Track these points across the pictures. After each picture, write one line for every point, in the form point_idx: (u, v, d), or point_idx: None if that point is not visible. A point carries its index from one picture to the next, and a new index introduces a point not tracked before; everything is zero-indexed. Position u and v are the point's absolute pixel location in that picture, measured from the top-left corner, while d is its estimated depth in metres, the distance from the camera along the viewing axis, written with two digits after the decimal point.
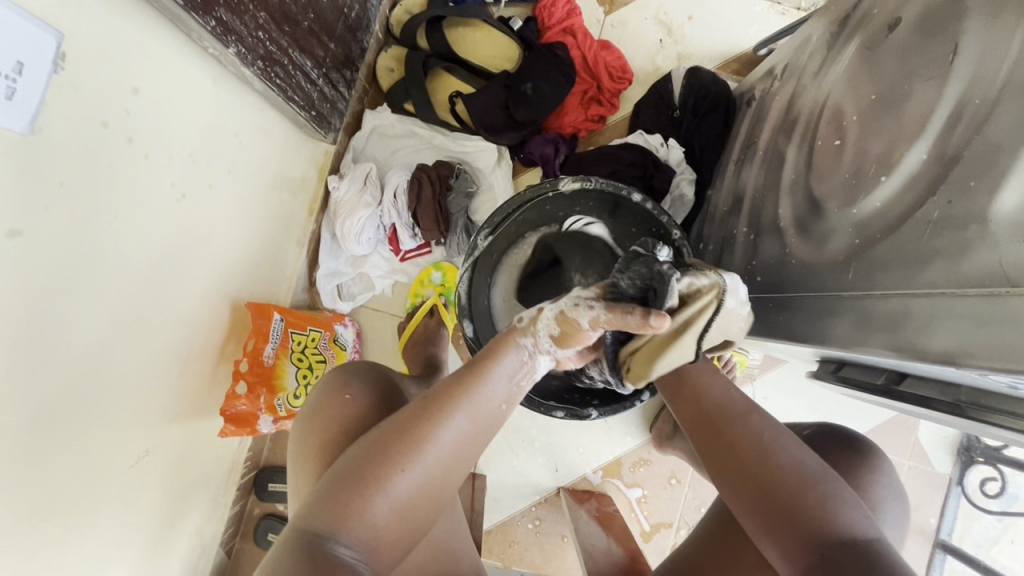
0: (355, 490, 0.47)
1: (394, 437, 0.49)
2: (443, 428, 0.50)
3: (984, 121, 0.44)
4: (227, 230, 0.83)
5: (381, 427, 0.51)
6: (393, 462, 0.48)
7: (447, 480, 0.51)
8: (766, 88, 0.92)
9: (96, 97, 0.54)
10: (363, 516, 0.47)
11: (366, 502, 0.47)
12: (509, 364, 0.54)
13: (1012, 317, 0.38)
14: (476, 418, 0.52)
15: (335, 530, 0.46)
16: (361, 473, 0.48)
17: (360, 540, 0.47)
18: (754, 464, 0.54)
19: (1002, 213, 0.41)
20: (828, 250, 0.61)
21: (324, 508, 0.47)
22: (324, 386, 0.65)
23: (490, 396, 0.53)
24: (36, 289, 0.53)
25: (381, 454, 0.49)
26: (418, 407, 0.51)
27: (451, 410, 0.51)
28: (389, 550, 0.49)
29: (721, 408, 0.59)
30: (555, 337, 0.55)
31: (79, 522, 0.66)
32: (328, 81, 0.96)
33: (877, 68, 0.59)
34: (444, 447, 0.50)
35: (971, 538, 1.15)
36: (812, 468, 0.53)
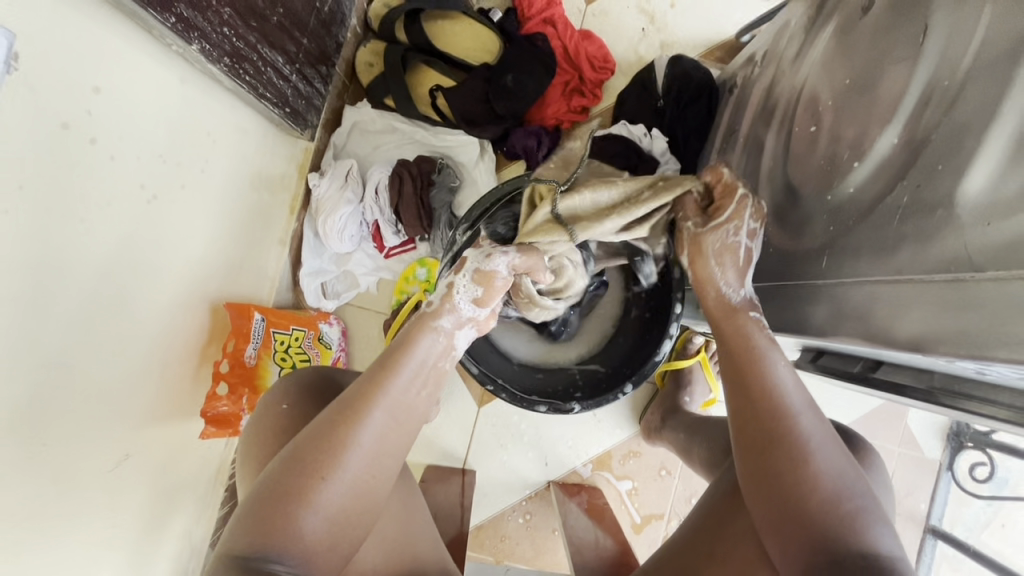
0: (280, 501, 0.49)
1: (310, 441, 0.52)
2: (362, 429, 0.53)
3: (951, 104, 0.43)
4: (203, 231, 0.82)
5: (299, 436, 0.53)
6: (314, 465, 0.50)
7: (377, 478, 0.54)
8: (747, 75, 0.91)
9: (55, 97, 0.54)
10: (293, 525, 0.49)
11: (291, 514, 0.49)
12: (421, 355, 0.59)
13: (976, 303, 0.38)
14: (397, 404, 0.56)
15: (266, 545, 0.48)
16: (284, 482, 0.50)
17: (292, 553, 0.48)
18: (781, 458, 0.53)
19: (967, 197, 0.40)
20: (803, 238, 0.60)
21: (248, 527, 0.48)
22: (268, 396, 0.67)
23: (404, 395, 0.56)
24: (13, 297, 0.53)
25: (303, 460, 0.51)
26: (335, 413, 0.53)
27: (366, 411, 0.54)
28: (324, 555, 0.50)
29: (776, 399, 0.56)
30: (473, 285, 0.62)
31: (46, 543, 0.64)
32: (302, 77, 0.95)
33: (850, 52, 0.58)
34: (365, 448, 0.53)
35: (963, 522, 1.16)
36: (847, 479, 0.51)
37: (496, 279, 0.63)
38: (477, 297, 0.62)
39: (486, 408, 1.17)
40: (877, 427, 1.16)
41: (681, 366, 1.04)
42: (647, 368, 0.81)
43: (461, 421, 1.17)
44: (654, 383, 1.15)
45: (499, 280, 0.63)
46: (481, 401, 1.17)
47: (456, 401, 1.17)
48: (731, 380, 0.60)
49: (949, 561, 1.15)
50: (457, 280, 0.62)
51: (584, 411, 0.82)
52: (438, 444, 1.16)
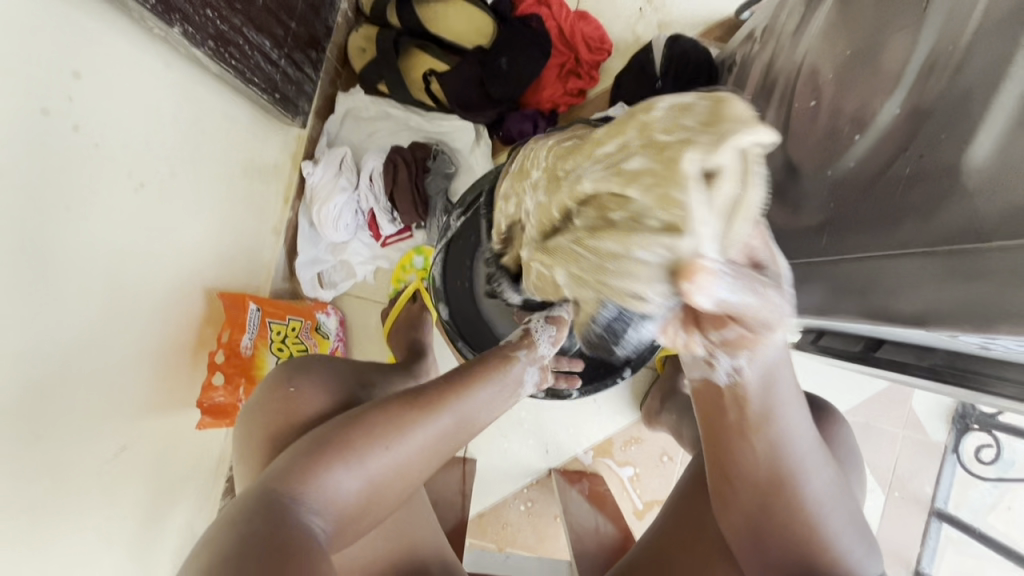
0: (337, 458, 0.50)
1: (378, 417, 0.53)
2: (433, 419, 0.55)
3: (956, 68, 0.41)
4: (195, 220, 0.82)
5: (371, 406, 0.55)
6: (376, 435, 0.52)
7: (425, 468, 0.56)
8: (746, 53, 0.89)
9: (34, 80, 0.52)
10: (331, 483, 0.50)
11: (339, 470, 0.50)
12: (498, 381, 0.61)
13: (980, 274, 0.37)
14: (465, 414, 0.58)
15: (303, 493, 0.48)
16: (340, 439, 0.52)
17: (325, 508, 0.49)
18: (783, 519, 0.54)
19: (973, 165, 0.38)
20: (804, 215, 0.58)
21: (293, 471, 0.49)
22: (269, 380, 0.66)
23: (475, 404, 0.58)
24: (4, 289, 0.53)
25: (365, 427, 0.53)
26: (407, 397, 0.56)
27: (439, 407, 0.56)
28: (350, 523, 0.51)
29: (789, 469, 0.53)
30: (551, 328, 0.66)
31: (43, 534, 0.64)
32: (291, 62, 0.93)
33: (851, 22, 0.56)
34: (428, 441, 0.55)
35: (969, 505, 1.15)
36: (848, 533, 0.54)
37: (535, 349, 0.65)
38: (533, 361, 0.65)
39: None
40: (882, 411, 1.14)
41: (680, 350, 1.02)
42: (647, 353, 0.82)
43: None
44: (655, 368, 1.14)
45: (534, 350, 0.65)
46: None
47: None
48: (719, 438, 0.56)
49: (955, 544, 1.15)
50: (536, 324, 0.67)
51: (582, 397, 0.83)
52: None
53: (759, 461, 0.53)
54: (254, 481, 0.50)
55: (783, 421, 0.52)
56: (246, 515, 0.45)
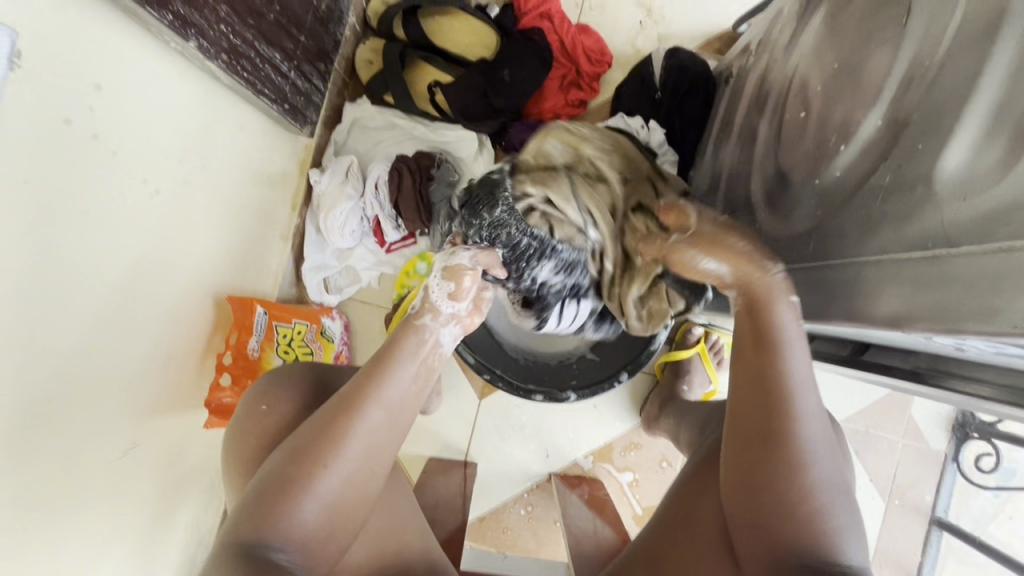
0: (286, 492, 0.50)
1: (309, 435, 0.52)
2: (359, 426, 0.52)
3: (931, 83, 0.43)
4: (206, 225, 0.85)
5: (304, 427, 0.53)
6: (313, 459, 0.51)
7: (373, 475, 0.54)
8: (742, 65, 0.91)
9: (57, 91, 0.55)
10: (288, 518, 0.49)
11: (292, 503, 0.50)
12: (414, 353, 0.56)
13: (951, 278, 0.38)
14: (394, 400, 0.54)
15: (264, 536, 0.48)
16: (282, 473, 0.50)
17: (292, 541, 0.49)
18: (796, 518, 0.50)
19: (945, 174, 0.40)
20: (793, 223, 0.60)
21: (252, 513, 0.49)
22: (253, 391, 0.68)
23: (398, 395, 0.54)
24: (25, 289, 0.56)
25: (302, 453, 0.51)
26: (332, 406, 0.53)
27: (363, 407, 0.53)
28: (325, 546, 0.52)
29: (806, 447, 0.51)
30: (445, 282, 0.60)
31: (55, 527, 0.66)
32: (301, 74, 0.97)
33: (838, 37, 0.59)
34: (363, 447, 0.52)
35: (971, 513, 1.15)
36: (851, 529, 0.51)
37: (464, 273, 0.61)
38: (450, 292, 0.59)
39: (487, 401, 1.18)
40: (882, 418, 1.15)
41: (680, 358, 1.06)
42: (642, 358, 0.84)
43: (462, 414, 1.18)
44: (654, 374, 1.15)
45: (466, 273, 0.61)
46: (482, 394, 1.18)
47: (457, 394, 1.18)
48: (748, 418, 0.53)
49: (956, 553, 1.15)
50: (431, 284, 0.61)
51: (579, 400, 0.85)
52: (440, 437, 1.17)
53: (790, 447, 0.51)
54: (222, 525, 0.51)
55: (801, 395, 0.52)
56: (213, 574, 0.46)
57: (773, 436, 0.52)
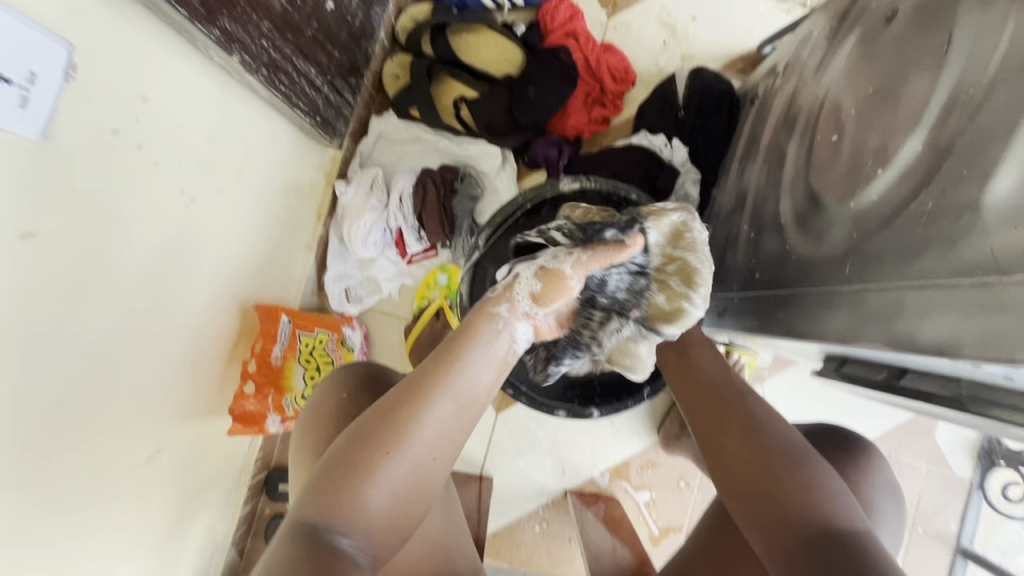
0: (351, 476, 0.50)
1: (378, 420, 0.52)
2: (427, 413, 0.52)
3: (977, 110, 0.43)
4: (236, 235, 0.86)
5: (366, 413, 0.53)
6: (383, 444, 0.51)
7: (440, 458, 0.54)
8: (769, 87, 0.92)
9: (107, 102, 0.57)
10: (355, 503, 0.50)
11: (360, 486, 0.50)
12: (486, 344, 0.54)
13: (1003, 307, 0.38)
14: (460, 392, 0.53)
15: (328, 520, 0.49)
16: (352, 457, 0.50)
17: (356, 525, 0.50)
18: (745, 464, 0.60)
19: (993, 202, 0.40)
20: (826, 245, 0.60)
21: (317, 497, 0.50)
22: (326, 386, 0.69)
23: (472, 384, 0.53)
24: (63, 293, 0.57)
25: (370, 435, 0.51)
26: (403, 393, 0.53)
27: (431, 393, 0.52)
28: (386, 533, 0.52)
29: (719, 390, 0.67)
30: (536, 281, 0.54)
31: (78, 532, 0.66)
32: (333, 88, 0.99)
33: (874, 61, 0.59)
34: (429, 433, 0.52)
35: (995, 545, 1.12)
36: (801, 453, 0.59)
37: (564, 279, 0.54)
38: (535, 293, 0.54)
39: (504, 414, 1.18)
40: (905, 443, 1.12)
41: None
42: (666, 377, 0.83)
43: (479, 427, 1.17)
44: (673, 392, 1.15)
45: (566, 280, 0.54)
46: (499, 407, 1.18)
47: None
48: (694, 409, 0.68)
49: None
50: (520, 276, 0.54)
51: (602, 417, 0.85)
52: None
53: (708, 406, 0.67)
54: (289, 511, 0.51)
55: (705, 363, 0.71)
56: (279, 555, 0.46)
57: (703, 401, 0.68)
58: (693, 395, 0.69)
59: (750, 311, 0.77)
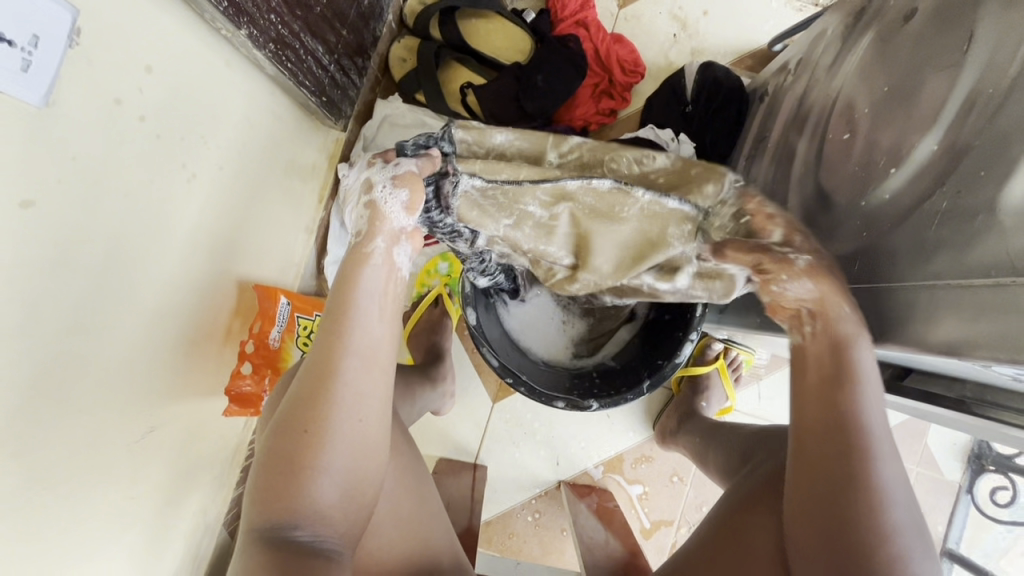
0: (286, 473, 0.49)
1: (296, 408, 0.51)
2: (337, 379, 0.51)
3: (996, 110, 0.43)
4: (238, 213, 0.85)
5: (283, 405, 0.52)
6: (302, 427, 0.50)
7: (369, 422, 0.53)
8: (779, 84, 0.91)
9: (110, 70, 0.56)
10: (300, 496, 0.49)
11: (298, 478, 0.49)
12: (368, 286, 0.55)
13: (1015, 307, 0.38)
14: (359, 348, 0.53)
15: (279, 519, 0.48)
16: (278, 451, 0.50)
17: (310, 517, 0.49)
18: (852, 509, 0.46)
19: (1009, 202, 0.40)
20: (834, 243, 0.60)
21: (261, 501, 0.49)
22: (290, 372, 0.68)
23: (366, 336, 0.53)
24: (59, 265, 0.56)
25: (292, 426, 0.50)
26: (308, 372, 0.52)
27: (334, 360, 0.52)
28: (344, 515, 0.51)
29: (852, 428, 0.48)
30: (399, 193, 0.55)
31: (71, 507, 0.65)
32: (340, 68, 0.97)
33: (890, 59, 0.59)
34: (346, 398, 0.51)
35: (981, 547, 1.14)
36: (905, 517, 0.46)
37: (411, 182, 0.56)
38: (406, 205, 0.56)
39: (500, 404, 1.17)
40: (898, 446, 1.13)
41: (698, 373, 1.05)
42: (666, 372, 0.81)
43: (474, 417, 1.17)
44: (670, 387, 1.15)
45: (414, 182, 0.56)
46: (496, 397, 1.18)
47: (471, 397, 1.18)
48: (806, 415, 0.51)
49: None
50: (375, 184, 0.56)
51: (601, 410, 0.83)
52: (451, 438, 1.16)
53: (839, 427, 0.48)
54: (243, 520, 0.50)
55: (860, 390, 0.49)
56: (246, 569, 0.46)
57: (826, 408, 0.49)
58: (811, 400, 0.51)
59: (754, 308, 0.76)
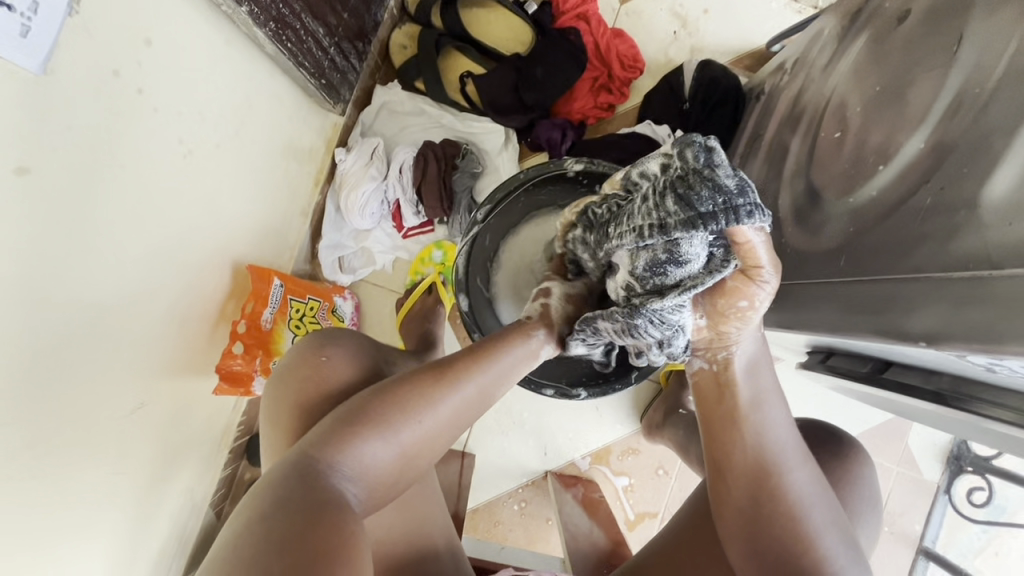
0: (372, 433, 0.52)
1: (405, 390, 0.54)
2: (454, 391, 0.56)
3: (982, 109, 0.44)
4: (234, 194, 0.85)
5: (391, 380, 0.55)
6: (406, 409, 0.53)
7: (452, 434, 0.57)
8: (776, 83, 0.92)
9: (108, 40, 0.56)
10: (366, 458, 0.51)
11: (375, 440, 0.51)
12: (519, 347, 0.62)
13: (990, 297, 0.39)
14: (483, 378, 0.58)
15: (337, 465, 0.49)
16: (371, 415, 0.52)
17: (363, 476, 0.51)
18: (775, 503, 0.54)
19: (991, 198, 0.41)
20: (823, 239, 0.61)
21: (330, 441, 0.50)
22: (303, 347, 0.65)
23: (490, 375, 0.59)
24: (53, 234, 0.56)
25: (395, 402, 0.53)
26: (430, 370, 0.56)
27: (459, 377, 0.57)
28: (384, 490, 0.53)
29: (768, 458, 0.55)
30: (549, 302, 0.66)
31: (58, 479, 0.66)
32: (340, 51, 0.97)
33: (883, 60, 0.60)
34: (451, 407, 0.56)
35: (957, 546, 1.17)
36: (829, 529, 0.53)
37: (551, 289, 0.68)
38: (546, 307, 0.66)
39: None
40: (880, 445, 1.15)
41: None
42: (653, 363, 0.83)
43: None
44: (658, 381, 1.16)
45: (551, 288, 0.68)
46: None
47: None
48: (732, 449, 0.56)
49: None
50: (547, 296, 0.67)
51: (589, 399, 0.86)
52: None
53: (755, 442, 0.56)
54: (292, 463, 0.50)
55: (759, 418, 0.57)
56: (286, 496, 0.46)
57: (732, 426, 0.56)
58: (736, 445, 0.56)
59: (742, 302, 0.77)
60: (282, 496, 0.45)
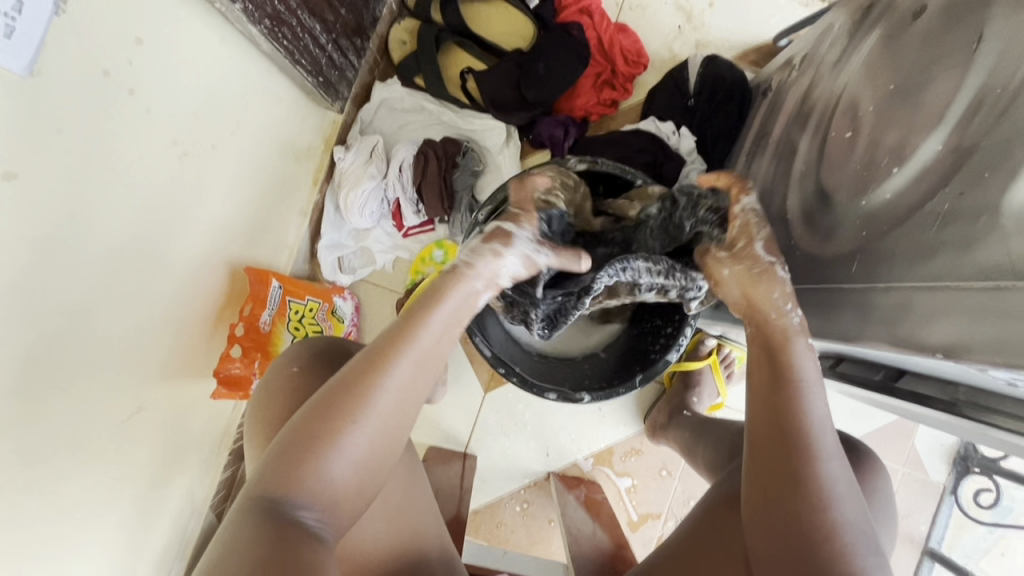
0: (312, 451, 0.48)
1: (337, 391, 0.50)
2: (388, 377, 0.51)
3: (1003, 110, 0.42)
4: (230, 194, 0.83)
5: (325, 385, 0.51)
6: (341, 414, 0.49)
7: (407, 420, 0.53)
8: (784, 79, 0.90)
9: (97, 38, 0.54)
10: (316, 477, 0.48)
11: (319, 458, 0.48)
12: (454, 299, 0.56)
13: (1013, 309, 0.37)
14: (419, 354, 0.53)
15: (288, 493, 0.47)
16: (309, 431, 0.49)
17: (319, 497, 0.48)
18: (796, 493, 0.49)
19: (1013, 205, 0.40)
20: (834, 243, 0.59)
21: (275, 469, 0.48)
22: (285, 360, 0.66)
23: (425, 343, 0.53)
24: (44, 240, 0.55)
25: (329, 410, 0.49)
26: (361, 361, 0.51)
27: (391, 358, 0.51)
28: (350, 503, 0.50)
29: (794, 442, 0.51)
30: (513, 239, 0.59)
31: (55, 487, 0.65)
32: (338, 48, 0.95)
33: (896, 57, 0.58)
34: (392, 394, 0.51)
35: (962, 548, 1.16)
36: (862, 531, 0.49)
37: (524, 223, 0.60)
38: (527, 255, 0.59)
39: (492, 395, 1.17)
40: (886, 446, 1.14)
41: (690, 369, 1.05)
42: (658, 365, 0.80)
43: (466, 407, 1.17)
44: (662, 382, 1.15)
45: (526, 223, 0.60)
46: (488, 386, 1.17)
47: (464, 386, 1.17)
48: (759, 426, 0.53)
49: None
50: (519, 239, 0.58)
51: (592, 403, 0.81)
52: (442, 427, 1.16)
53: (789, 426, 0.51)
54: (241, 489, 0.49)
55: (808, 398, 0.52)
56: (239, 537, 0.44)
57: (764, 408, 0.53)
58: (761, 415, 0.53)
59: None
60: (235, 537, 0.44)
